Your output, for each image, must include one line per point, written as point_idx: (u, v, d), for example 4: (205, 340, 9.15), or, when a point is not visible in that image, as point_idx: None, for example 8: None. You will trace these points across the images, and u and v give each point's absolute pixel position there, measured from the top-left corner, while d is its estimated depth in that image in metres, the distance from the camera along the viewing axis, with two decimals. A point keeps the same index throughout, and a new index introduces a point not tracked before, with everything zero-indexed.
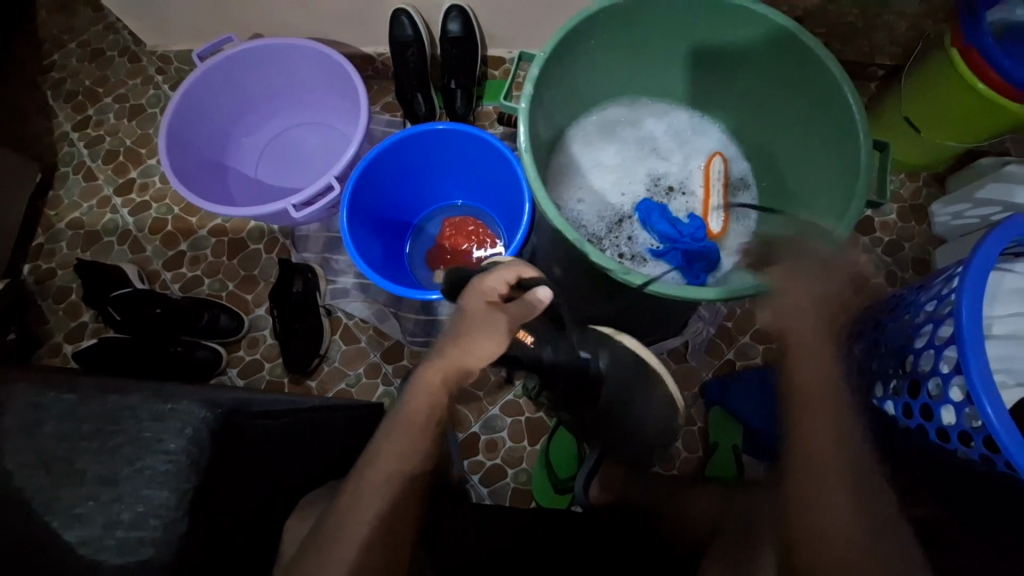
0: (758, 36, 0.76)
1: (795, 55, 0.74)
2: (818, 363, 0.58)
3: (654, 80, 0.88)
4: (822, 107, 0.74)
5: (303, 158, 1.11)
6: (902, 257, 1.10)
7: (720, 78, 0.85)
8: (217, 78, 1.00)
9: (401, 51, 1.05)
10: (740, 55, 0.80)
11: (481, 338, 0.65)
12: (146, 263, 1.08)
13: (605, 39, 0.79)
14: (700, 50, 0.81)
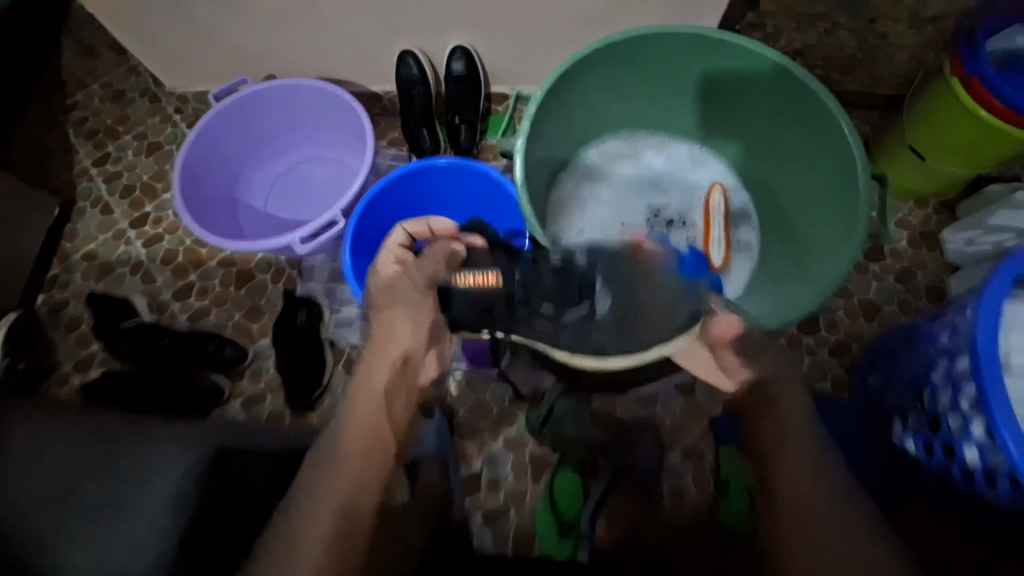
0: (754, 71, 0.77)
1: (791, 88, 0.76)
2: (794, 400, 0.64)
3: (653, 113, 0.89)
4: (823, 141, 0.74)
5: (313, 191, 1.13)
6: (914, 285, 1.07)
7: (718, 111, 0.86)
8: (234, 117, 1.04)
9: (407, 88, 1.08)
10: (737, 88, 0.81)
11: (398, 309, 0.74)
12: (156, 293, 1.09)
13: (604, 73, 0.80)
14: (701, 84, 0.82)
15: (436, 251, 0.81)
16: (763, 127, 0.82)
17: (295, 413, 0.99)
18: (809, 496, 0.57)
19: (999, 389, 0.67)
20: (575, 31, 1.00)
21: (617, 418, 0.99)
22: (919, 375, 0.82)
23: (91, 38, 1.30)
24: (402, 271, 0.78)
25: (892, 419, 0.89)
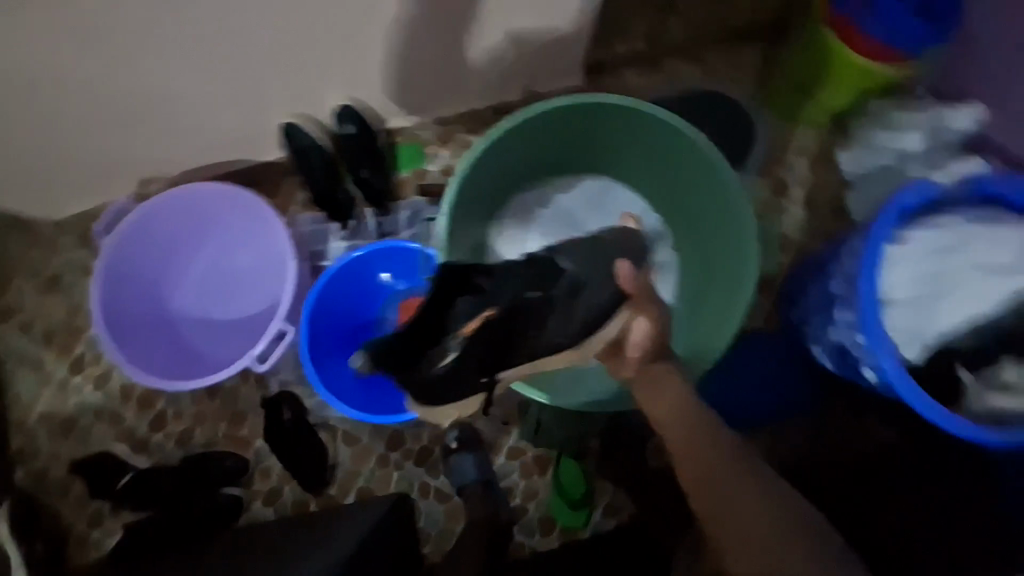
0: (639, 122, 0.80)
1: (677, 139, 0.79)
2: (707, 443, 0.65)
3: (558, 162, 0.90)
4: (700, 162, 0.78)
5: (242, 281, 1.09)
6: (820, 208, 1.17)
7: (620, 153, 0.88)
8: (132, 243, 1.01)
9: (302, 157, 1.02)
10: (632, 136, 0.83)
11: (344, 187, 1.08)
12: (132, 432, 1.10)
13: (505, 146, 0.82)
14: (598, 133, 0.84)
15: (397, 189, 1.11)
16: (654, 153, 0.84)
17: (316, 494, 1.07)
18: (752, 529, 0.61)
19: (878, 324, 0.80)
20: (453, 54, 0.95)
21: None
22: (827, 310, 0.95)
23: None
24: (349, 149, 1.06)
25: (810, 345, 1.02)
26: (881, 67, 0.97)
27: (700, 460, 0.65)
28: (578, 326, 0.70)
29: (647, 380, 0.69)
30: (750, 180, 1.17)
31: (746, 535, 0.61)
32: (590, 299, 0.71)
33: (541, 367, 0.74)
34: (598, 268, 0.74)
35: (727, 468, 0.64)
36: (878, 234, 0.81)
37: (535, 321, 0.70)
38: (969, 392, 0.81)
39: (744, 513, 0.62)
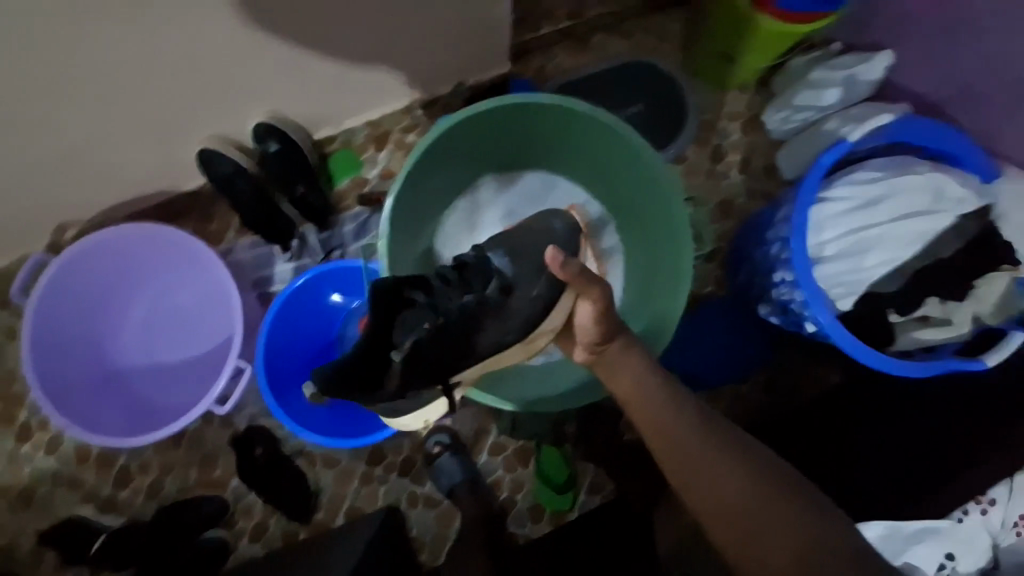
0: (566, 115, 0.80)
1: (605, 129, 0.79)
2: (674, 423, 0.67)
3: (494, 161, 0.90)
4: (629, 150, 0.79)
5: (188, 323, 1.04)
6: (756, 169, 1.21)
7: (554, 146, 0.88)
8: (54, 303, 0.94)
9: (228, 185, 0.97)
10: (563, 129, 0.83)
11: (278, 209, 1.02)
12: (97, 492, 1.05)
13: (437, 154, 0.81)
14: (528, 129, 0.84)
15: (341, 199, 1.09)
16: (586, 144, 0.85)
17: (303, 522, 1.06)
18: (735, 497, 0.61)
19: (812, 280, 0.84)
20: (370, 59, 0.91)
21: None
22: (769, 270, 1.00)
23: None
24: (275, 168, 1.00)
25: (758, 304, 1.06)
26: (789, 25, 0.99)
27: (674, 441, 0.66)
28: (516, 323, 0.72)
29: (598, 360, 0.74)
30: (688, 149, 1.19)
31: (731, 505, 0.61)
32: (523, 300, 0.72)
33: (495, 363, 0.77)
34: (529, 266, 0.74)
35: (700, 443, 0.65)
36: (804, 194, 0.84)
37: (474, 325, 0.70)
38: (896, 333, 0.87)
39: (716, 478, 0.63)
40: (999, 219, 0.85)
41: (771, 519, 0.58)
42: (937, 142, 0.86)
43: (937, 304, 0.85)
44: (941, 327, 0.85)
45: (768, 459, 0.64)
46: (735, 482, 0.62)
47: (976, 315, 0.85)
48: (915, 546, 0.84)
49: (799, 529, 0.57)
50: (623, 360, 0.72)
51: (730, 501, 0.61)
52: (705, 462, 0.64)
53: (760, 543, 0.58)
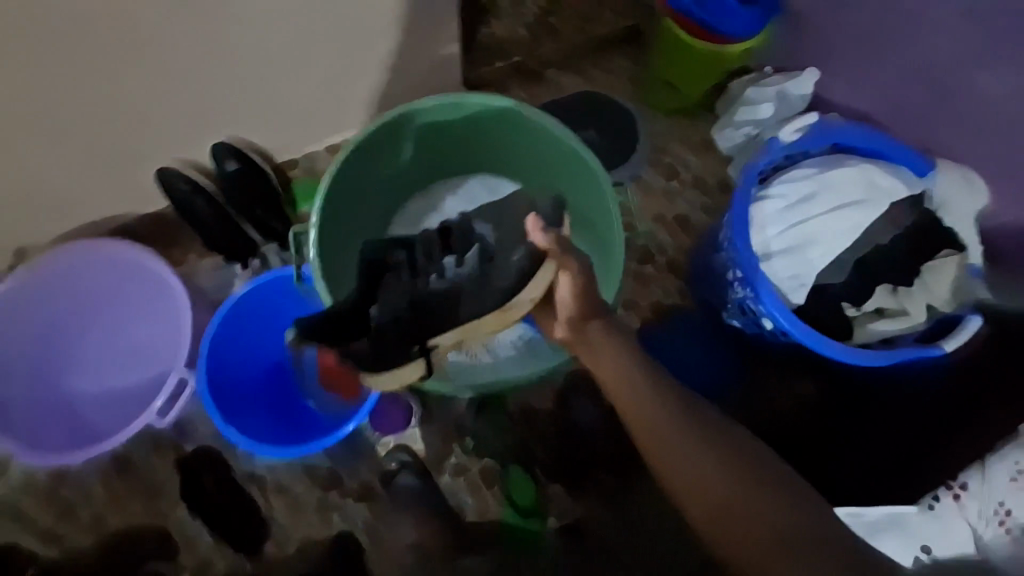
0: (491, 116, 0.85)
1: (528, 127, 0.85)
2: (648, 410, 0.67)
3: (435, 168, 0.94)
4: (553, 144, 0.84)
5: (143, 349, 1.02)
6: (710, 185, 1.25)
7: (490, 151, 0.92)
8: (7, 326, 0.95)
9: (188, 207, 1.01)
10: (492, 132, 0.88)
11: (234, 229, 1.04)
12: (33, 527, 0.99)
13: (373, 157, 0.85)
14: (462, 134, 0.89)
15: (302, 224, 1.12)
16: (516, 145, 0.89)
17: (250, 556, 0.98)
18: (711, 488, 0.62)
19: (758, 274, 0.85)
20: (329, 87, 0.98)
21: (531, 408, 1.09)
22: (722, 275, 1.01)
23: None
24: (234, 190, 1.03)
25: (719, 310, 1.06)
26: (703, 46, 1.06)
27: (648, 426, 0.67)
28: (499, 290, 0.73)
29: (579, 338, 0.74)
30: (642, 168, 1.24)
31: (705, 495, 0.62)
32: (506, 266, 0.73)
33: (472, 334, 0.77)
34: (509, 235, 0.77)
35: (675, 431, 0.66)
36: (736, 202, 0.87)
37: (451, 292, 0.75)
38: (853, 326, 0.87)
39: (693, 457, 0.64)
40: (939, 208, 0.86)
41: (746, 499, 0.60)
42: (870, 142, 0.88)
43: (888, 295, 0.86)
44: (895, 317, 0.86)
45: (745, 450, 0.65)
46: (708, 460, 0.63)
47: (929, 305, 0.85)
48: (884, 535, 0.82)
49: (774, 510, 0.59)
50: (602, 339, 0.72)
51: (711, 485, 0.62)
52: (679, 447, 0.65)
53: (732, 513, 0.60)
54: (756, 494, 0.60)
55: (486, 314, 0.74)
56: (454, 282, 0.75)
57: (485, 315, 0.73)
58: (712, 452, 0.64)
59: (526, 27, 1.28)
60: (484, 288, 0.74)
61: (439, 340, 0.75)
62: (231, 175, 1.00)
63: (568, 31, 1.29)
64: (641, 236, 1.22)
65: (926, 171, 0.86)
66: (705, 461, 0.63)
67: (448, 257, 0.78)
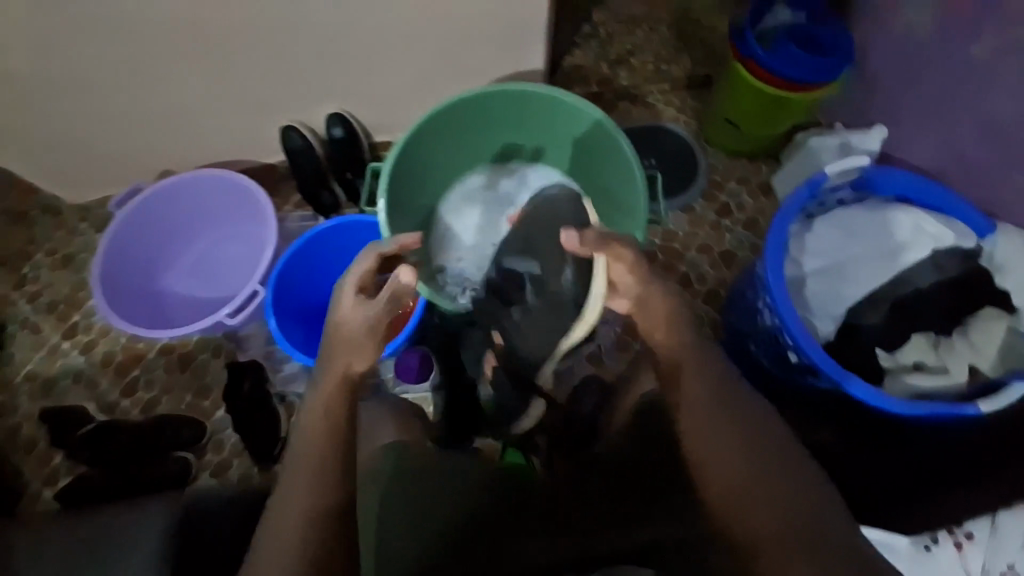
0: (552, 106, 0.94)
1: (581, 121, 0.94)
2: (688, 370, 0.64)
3: (497, 151, 1.02)
4: (600, 136, 0.93)
5: (228, 269, 1.20)
6: (760, 229, 1.27)
7: (546, 140, 1.00)
8: (137, 221, 1.13)
9: (294, 157, 1.17)
10: (550, 122, 0.96)
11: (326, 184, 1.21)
12: (104, 396, 1.16)
13: (443, 132, 0.95)
14: (523, 122, 0.98)
15: None
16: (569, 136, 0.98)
17: (263, 466, 1.09)
18: (759, 500, 0.56)
19: (788, 303, 0.84)
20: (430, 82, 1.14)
21: None
22: (753, 304, 0.99)
23: None
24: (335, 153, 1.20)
25: (746, 343, 1.03)
26: (770, 89, 1.10)
27: (688, 390, 0.63)
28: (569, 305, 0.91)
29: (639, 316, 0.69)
30: (696, 201, 1.29)
31: (737, 490, 0.57)
32: (562, 282, 0.93)
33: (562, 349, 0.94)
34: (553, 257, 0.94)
35: (718, 397, 0.62)
36: (774, 231, 0.86)
37: (537, 318, 0.96)
38: (886, 376, 0.83)
39: (726, 445, 0.59)
40: (995, 270, 0.84)
41: (768, 484, 0.57)
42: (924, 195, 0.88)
43: (927, 348, 0.82)
44: (934, 374, 0.81)
45: (797, 461, 0.59)
46: (741, 454, 0.58)
47: (972, 366, 0.81)
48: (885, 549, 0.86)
49: (798, 497, 0.56)
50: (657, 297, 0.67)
51: (734, 479, 0.57)
52: (717, 426, 0.60)
53: (746, 502, 0.56)
54: (796, 523, 0.55)
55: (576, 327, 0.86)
56: (536, 307, 0.96)
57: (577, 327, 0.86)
58: (758, 454, 0.59)
59: (608, 62, 1.42)
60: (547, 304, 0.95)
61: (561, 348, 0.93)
62: (336, 139, 1.17)
63: (646, 71, 1.41)
64: (683, 263, 1.25)
65: (985, 230, 0.85)
66: (745, 452, 0.58)
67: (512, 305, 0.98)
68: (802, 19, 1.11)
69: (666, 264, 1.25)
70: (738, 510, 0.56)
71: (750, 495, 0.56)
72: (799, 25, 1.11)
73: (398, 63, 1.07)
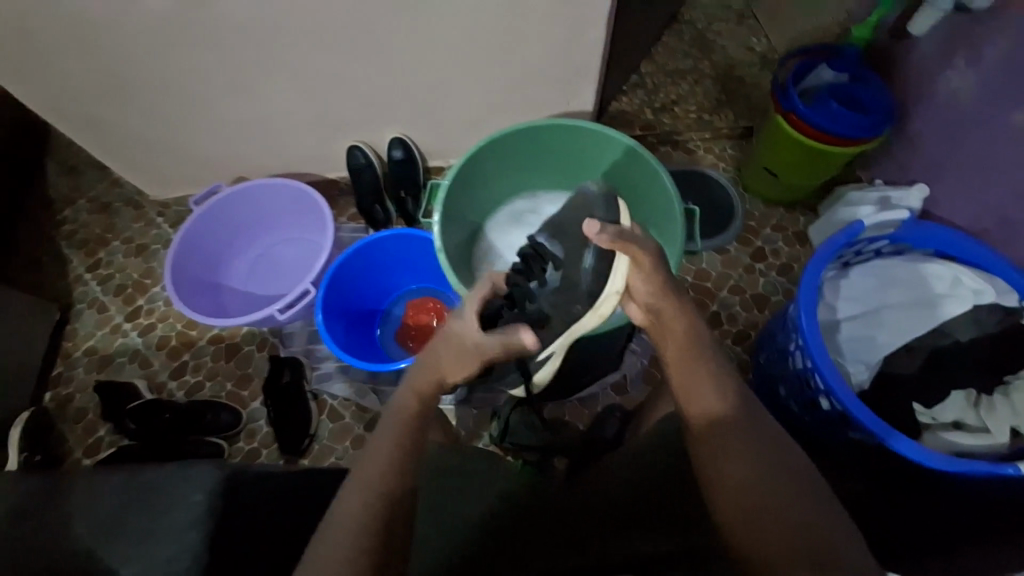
0: (599, 143, 1.00)
1: (624, 157, 1.00)
2: (705, 378, 0.62)
3: (543, 179, 1.10)
4: (644, 173, 0.98)
5: (286, 270, 1.31)
6: (794, 275, 1.28)
7: (589, 173, 1.07)
8: (209, 218, 1.23)
9: (357, 173, 1.28)
10: (595, 157, 1.03)
11: (381, 200, 1.31)
12: (154, 376, 1.25)
13: (496, 158, 1.03)
14: (570, 155, 1.05)
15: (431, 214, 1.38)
16: (612, 171, 1.03)
17: (290, 459, 1.13)
18: (767, 511, 0.54)
19: (821, 349, 0.84)
20: (486, 116, 1.25)
21: (566, 420, 1.16)
22: (784, 347, 0.99)
23: (73, 158, 1.51)
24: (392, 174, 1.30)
25: (777, 386, 1.04)
26: (808, 139, 1.13)
27: (704, 399, 0.62)
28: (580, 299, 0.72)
29: (654, 322, 0.68)
30: (731, 243, 1.32)
31: (745, 499, 0.55)
32: (581, 274, 0.72)
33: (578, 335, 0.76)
34: (574, 247, 0.74)
35: (739, 411, 0.61)
36: (809, 274, 0.87)
37: (547, 315, 0.73)
38: (922, 432, 0.81)
39: (741, 454, 0.57)
40: None
41: (785, 496, 0.55)
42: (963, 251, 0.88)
43: (967, 407, 0.80)
44: (974, 434, 0.79)
45: (812, 481, 0.57)
46: (753, 464, 0.57)
47: (1015, 429, 0.78)
48: None
49: (811, 512, 0.54)
50: (680, 317, 0.65)
51: (749, 491, 0.55)
52: (738, 441, 0.58)
53: (753, 512, 0.54)
54: (810, 538, 0.52)
55: (580, 319, 0.72)
56: (544, 304, 0.73)
57: (580, 319, 0.72)
58: (774, 467, 0.56)
59: (653, 109, 1.50)
60: (568, 291, 0.73)
61: (551, 347, 0.76)
62: (396, 161, 1.28)
63: (689, 119, 1.48)
64: (714, 301, 1.26)
65: None
66: (757, 463, 0.57)
67: (533, 280, 0.76)
68: (845, 79, 1.16)
69: (698, 301, 1.27)
70: (745, 524, 0.54)
71: (759, 508, 0.54)
72: (842, 85, 1.16)
73: (460, 96, 1.18)
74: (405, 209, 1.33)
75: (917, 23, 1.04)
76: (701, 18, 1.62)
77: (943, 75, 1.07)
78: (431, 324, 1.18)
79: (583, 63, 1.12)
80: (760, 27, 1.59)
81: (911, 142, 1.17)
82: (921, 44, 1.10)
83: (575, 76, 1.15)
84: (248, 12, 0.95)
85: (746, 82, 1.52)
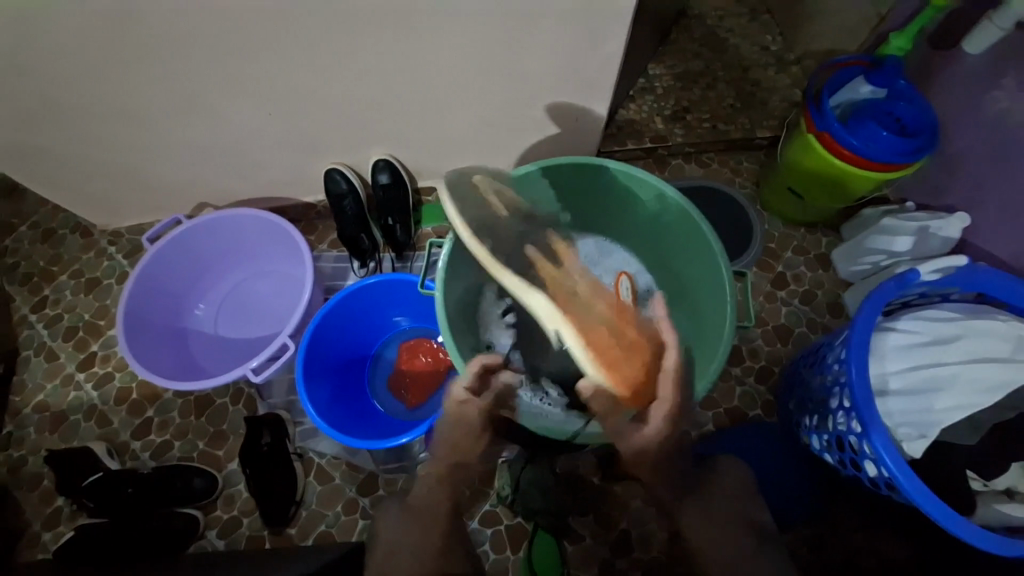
0: (630, 184, 0.89)
1: (660, 200, 0.88)
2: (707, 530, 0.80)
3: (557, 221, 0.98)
4: (680, 220, 0.87)
5: (260, 309, 1.17)
6: (818, 303, 1.19)
7: (613, 215, 0.97)
8: (169, 256, 1.07)
9: (337, 201, 1.14)
10: (623, 199, 0.93)
11: (367, 229, 1.18)
12: (114, 435, 1.10)
13: None
14: (594, 196, 0.94)
15: (420, 240, 1.24)
16: (642, 213, 0.93)
17: (275, 531, 1.02)
18: None
19: (873, 411, 0.75)
20: (481, 134, 1.11)
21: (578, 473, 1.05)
22: (820, 396, 0.90)
23: None
24: (378, 202, 1.16)
25: (806, 435, 0.96)
26: (838, 161, 1.02)
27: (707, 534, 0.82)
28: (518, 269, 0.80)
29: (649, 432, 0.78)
30: (751, 269, 1.20)
31: None
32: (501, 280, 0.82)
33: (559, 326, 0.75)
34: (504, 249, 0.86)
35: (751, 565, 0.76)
36: (858, 329, 0.79)
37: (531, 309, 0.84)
38: (975, 502, 0.75)
39: None
40: None
41: None
42: (1010, 293, 0.83)
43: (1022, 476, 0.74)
44: None
45: None
46: None
47: None
48: None
49: None
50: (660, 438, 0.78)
51: None
52: None
53: None
54: None
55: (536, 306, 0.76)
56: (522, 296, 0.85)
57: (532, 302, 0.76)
58: None
59: (663, 118, 1.38)
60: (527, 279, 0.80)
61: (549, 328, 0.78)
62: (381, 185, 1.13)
63: (702, 128, 1.36)
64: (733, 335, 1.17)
65: None
66: None
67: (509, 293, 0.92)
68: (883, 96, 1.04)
69: None
70: None
71: None
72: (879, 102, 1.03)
73: (455, 114, 1.04)
74: (393, 235, 1.19)
75: (975, 40, 0.94)
76: (711, 12, 1.49)
77: (988, 94, 0.97)
78: (430, 373, 1.07)
79: (594, 78, 0.98)
80: (774, 25, 1.47)
81: (949, 166, 1.07)
82: (964, 58, 0.99)
83: (586, 92, 1.02)
84: (203, 24, 0.79)
85: (762, 87, 1.40)
